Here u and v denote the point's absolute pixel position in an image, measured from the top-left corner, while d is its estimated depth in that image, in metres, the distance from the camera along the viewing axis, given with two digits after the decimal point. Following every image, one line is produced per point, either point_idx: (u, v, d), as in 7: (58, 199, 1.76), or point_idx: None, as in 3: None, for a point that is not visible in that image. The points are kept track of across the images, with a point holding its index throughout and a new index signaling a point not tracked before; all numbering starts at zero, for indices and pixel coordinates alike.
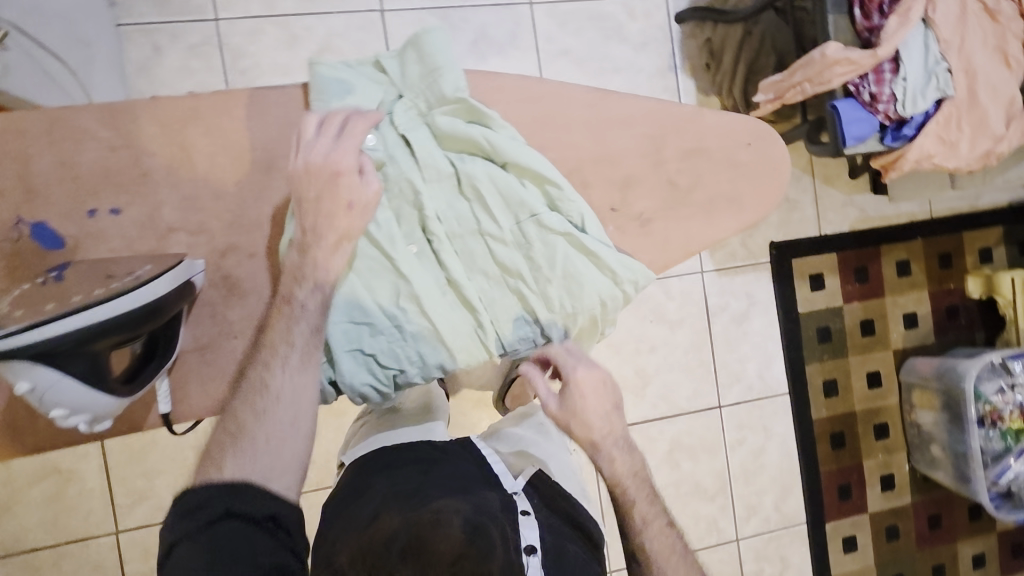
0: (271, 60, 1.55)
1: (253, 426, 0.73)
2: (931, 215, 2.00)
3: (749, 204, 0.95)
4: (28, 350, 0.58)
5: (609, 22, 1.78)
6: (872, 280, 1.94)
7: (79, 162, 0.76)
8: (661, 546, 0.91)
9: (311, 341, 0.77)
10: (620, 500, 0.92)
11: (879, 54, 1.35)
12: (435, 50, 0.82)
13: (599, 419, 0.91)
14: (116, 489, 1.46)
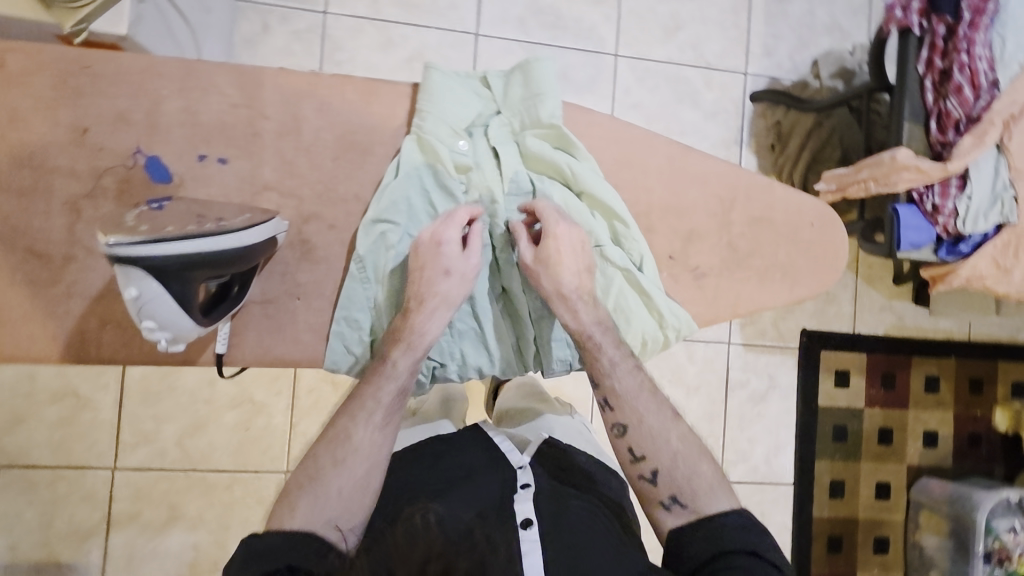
0: (364, 58, 1.66)
1: (318, 491, 0.78)
2: (969, 338, 1.98)
3: (801, 281, 0.97)
4: (144, 261, 0.63)
5: (685, 87, 1.85)
6: (898, 389, 1.92)
7: (201, 110, 0.82)
8: (653, 432, 0.84)
9: (384, 414, 0.82)
10: (597, 378, 0.86)
11: (949, 168, 1.38)
12: (541, 77, 0.87)
13: (570, 277, 0.84)
14: (126, 424, 1.50)
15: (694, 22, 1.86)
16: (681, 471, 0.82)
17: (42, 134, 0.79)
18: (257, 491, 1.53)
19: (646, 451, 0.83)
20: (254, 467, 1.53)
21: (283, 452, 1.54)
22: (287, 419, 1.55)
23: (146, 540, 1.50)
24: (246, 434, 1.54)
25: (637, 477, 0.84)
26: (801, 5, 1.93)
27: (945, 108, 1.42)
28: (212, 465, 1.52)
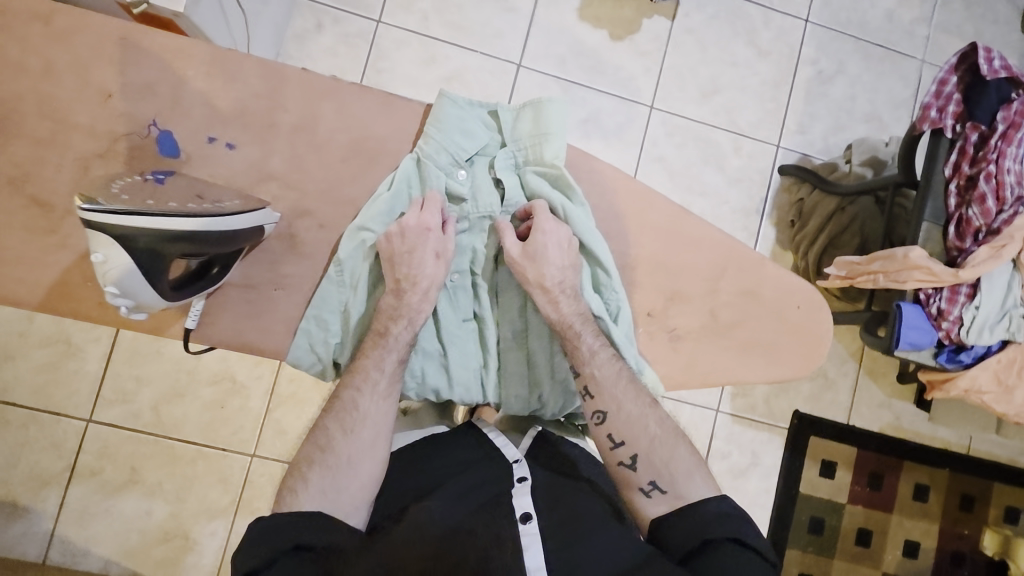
0: (405, 70, 1.71)
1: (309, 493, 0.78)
2: (967, 451, 1.91)
3: (782, 361, 0.96)
4: (115, 230, 0.64)
5: (712, 150, 1.87)
6: (884, 491, 1.85)
7: (220, 95, 0.85)
8: (632, 418, 0.85)
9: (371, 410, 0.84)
10: (578, 366, 0.87)
11: (960, 275, 1.35)
12: (551, 118, 0.87)
13: (555, 274, 0.85)
14: (106, 380, 1.52)
15: (733, 88, 1.88)
16: (659, 456, 0.84)
17: (68, 91, 0.82)
18: (220, 470, 1.53)
19: (625, 438, 0.85)
20: (222, 445, 1.54)
21: (253, 436, 1.55)
22: (263, 403, 1.56)
23: (102, 498, 1.50)
24: (220, 411, 1.55)
25: (617, 464, 0.86)
26: (843, 90, 1.94)
27: (966, 214, 1.40)
28: (182, 435, 1.53)
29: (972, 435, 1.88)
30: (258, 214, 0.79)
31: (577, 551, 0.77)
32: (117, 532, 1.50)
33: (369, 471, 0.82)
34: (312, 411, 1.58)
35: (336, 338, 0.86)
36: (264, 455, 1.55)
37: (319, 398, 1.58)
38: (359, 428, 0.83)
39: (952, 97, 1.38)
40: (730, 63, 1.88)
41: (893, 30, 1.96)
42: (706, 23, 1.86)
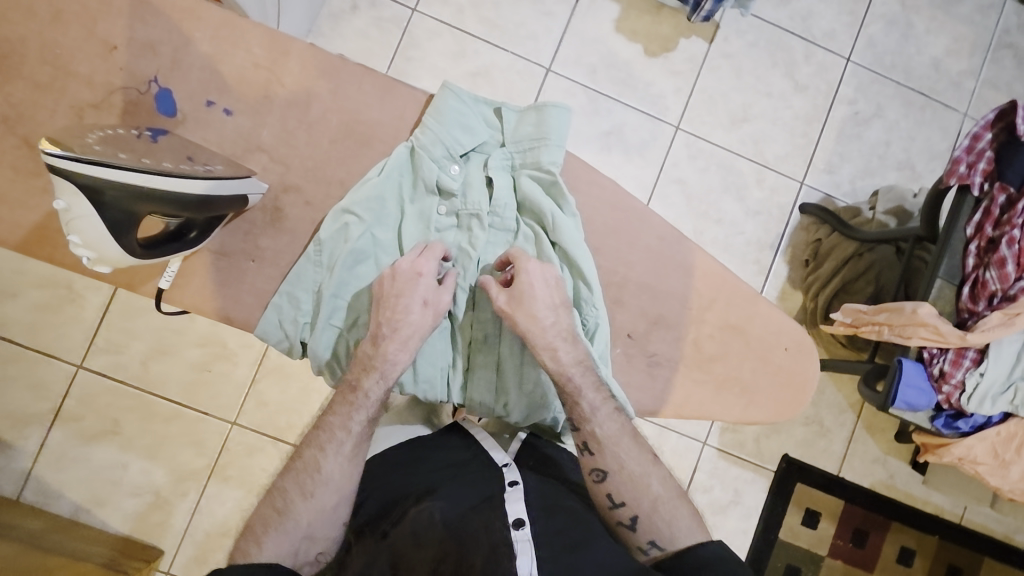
0: (435, 60, 1.70)
1: (301, 505, 0.82)
2: (959, 521, 1.84)
3: (757, 402, 0.93)
4: (78, 177, 0.63)
5: (735, 178, 1.83)
6: (867, 549, 1.79)
7: (225, 61, 0.85)
8: (634, 478, 0.84)
9: (362, 431, 0.85)
10: (579, 422, 0.85)
11: (967, 338, 1.30)
12: (553, 124, 0.86)
13: (547, 314, 0.82)
14: (97, 329, 1.53)
15: (763, 119, 1.84)
16: (661, 516, 0.83)
17: (73, 39, 0.82)
18: (198, 433, 1.54)
19: (626, 499, 0.84)
20: (203, 409, 1.54)
21: (235, 404, 1.55)
22: (249, 373, 1.56)
23: (80, 445, 1.52)
24: (207, 375, 1.55)
25: (617, 523, 0.85)
26: (878, 134, 1.88)
27: (982, 277, 1.35)
28: (165, 394, 1.54)
29: (967, 505, 1.81)
30: (241, 183, 0.77)
31: (575, 558, 0.75)
32: (90, 480, 1.52)
33: (336, 506, 0.84)
34: (295, 387, 1.57)
35: (305, 318, 0.83)
36: (243, 425, 1.55)
37: (304, 376, 1.58)
38: (353, 422, 0.84)
39: (984, 154, 1.32)
40: (765, 93, 1.84)
41: (939, 79, 1.90)
42: (745, 50, 1.82)
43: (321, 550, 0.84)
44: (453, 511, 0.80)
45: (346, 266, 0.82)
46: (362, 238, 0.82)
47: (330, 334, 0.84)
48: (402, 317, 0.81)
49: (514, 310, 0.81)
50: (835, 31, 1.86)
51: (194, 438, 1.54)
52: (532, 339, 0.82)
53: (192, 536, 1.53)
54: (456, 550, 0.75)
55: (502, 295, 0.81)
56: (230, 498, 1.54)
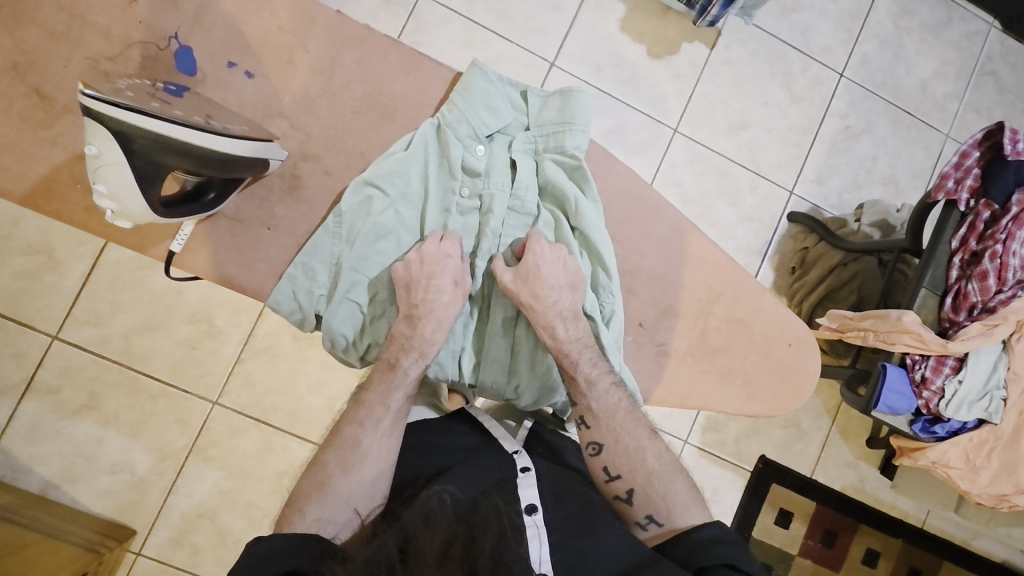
0: (442, 47, 1.69)
1: (340, 480, 0.79)
2: (922, 525, 1.92)
3: (758, 395, 0.95)
4: (111, 121, 0.62)
5: (729, 182, 1.86)
6: (835, 549, 1.85)
7: (248, 23, 0.83)
8: (630, 450, 0.82)
9: (401, 409, 0.83)
10: (575, 396, 0.84)
11: (949, 346, 1.35)
12: (578, 109, 0.85)
13: (552, 293, 0.82)
14: (80, 298, 1.48)
15: (760, 127, 1.88)
16: (657, 490, 0.80)
17: None
18: (181, 411, 1.50)
19: (621, 471, 0.82)
20: (186, 386, 1.51)
21: (220, 383, 1.52)
22: (238, 351, 1.53)
23: (56, 418, 1.46)
24: (193, 351, 1.51)
25: (613, 497, 0.82)
26: (867, 149, 1.94)
27: (964, 288, 1.41)
28: (148, 369, 1.50)
29: (930, 511, 1.89)
30: (267, 147, 0.76)
31: (585, 543, 0.75)
32: (64, 455, 1.46)
33: (371, 482, 0.80)
34: (284, 368, 1.54)
35: (321, 290, 0.82)
36: (227, 404, 1.52)
37: (294, 358, 1.55)
38: (391, 401, 0.82)
39: (970, 171, 1.39)
40: (762, 102, 1.88)
41: (925, 99, 1.97)
42: (746, 58, 1.86)
43: (335, 532, 0.77)
44: (464, 496, 0.76)
45: (367, 240, 0.81)
46: (385, 212, 0.81)
47: (348, 309, 0.83)
48: (434, 298, 0.81)
49: (517, 288, 0.82)
50: (832, 46, 1.91)
51: (176, 416, 1.50)
52: (534, 317, 0.82)
53: (168, 516, 1.49)
54: (467, 534, 0.69)
55: (508, 271, 0.83)
56: (208, 479, 1.50)
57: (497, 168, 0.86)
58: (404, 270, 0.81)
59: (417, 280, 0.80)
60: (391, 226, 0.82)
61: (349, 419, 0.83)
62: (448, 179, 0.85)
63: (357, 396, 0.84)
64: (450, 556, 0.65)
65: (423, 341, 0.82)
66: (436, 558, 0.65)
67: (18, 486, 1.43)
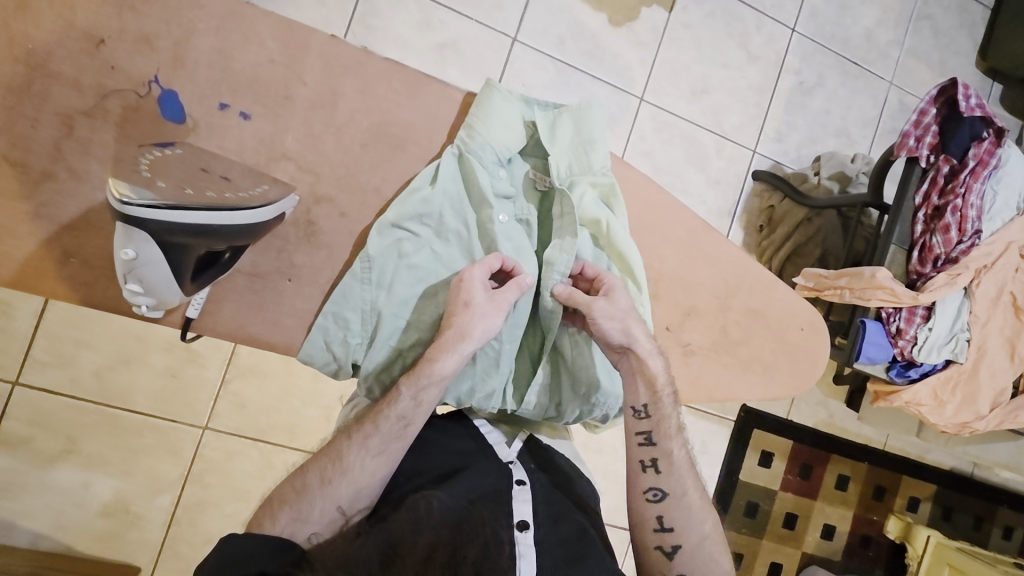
0: (399, 32, 1.44)
1: (318, 493, 0.73)
2: (883, 447, 1.95)
3: (776, 380, 1.01)
4: (148, 221, 0.60)
5: (698, 146, 1.71)
6: (812, 480, 1.84)
7: (237, 58, 0.76)
8: (691, 510, 0.81)
9: (393, 429, 0.77)
10: (659, 437, 0.84)
11: (919, 298, 1.30)
12: (593, 126, 0.87)
13: (615, 315, 0.83)
14: (12, 346, 1.22)
15: (721, 90, 1.72)
16: (703, 555, 0.80)
17: (49, 33, 0.70)
18: (171, 442, 1.30)
19: (675, 524, 0.80)
20: (174, 416, 1.30)
21: (207, 409, 1.31)
22: (221, 373, 1.32)
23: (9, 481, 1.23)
24: (174, 380, 1.30)
25: (654, 546, 0.81)
26: (820, 103, 1.83)
27: (928, 242, 1.33)
28: (128, 405, 1.28)
29: (891, 434, 1.92)
30: (278, 204, 0.72)
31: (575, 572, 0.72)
32: (49, 505, 1.25)
33: (350, 494, 0.75)
34: (275, 386, 1.35)
35: (357, 338, 0.80)
36: (219, 428, 1.32)
37: (283, 370, 1.36)
38: (383, 419, 0.77)
39: (930, 128, 1.28)
40: (722, 64, 1.72)
41: (870, 49, 1.87)
42: (704, 20, 1.68)
43: (315, 530, 0.72)
44: (455, 503, 0.73)
45: (405, 282, 0.81)
46: (418, 253, 0.81)
47: (386, 352, 0.81)
48: (472, 315, 0.78)
49: (572, 295, 0.83)
50: (782, 2, 1.75)
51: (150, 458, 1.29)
52: (608, 335, 0.83)
53: (174, 548, 1.31)
54: (452, 540, 0.66)
55: (601, 301, 0.83)
56: (214, 508, 1.32)
57: (524, 194, 0.88)
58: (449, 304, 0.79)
59: (455, 314, 0.78)
60: (425, 265, 0.82)
61: (342, 433, 0.78)
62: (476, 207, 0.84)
63: (377, 405, 0.79)
64: (433, 562, 0.63)
65: (427, 361, 0.77)
66: (419, 564, 0.62)
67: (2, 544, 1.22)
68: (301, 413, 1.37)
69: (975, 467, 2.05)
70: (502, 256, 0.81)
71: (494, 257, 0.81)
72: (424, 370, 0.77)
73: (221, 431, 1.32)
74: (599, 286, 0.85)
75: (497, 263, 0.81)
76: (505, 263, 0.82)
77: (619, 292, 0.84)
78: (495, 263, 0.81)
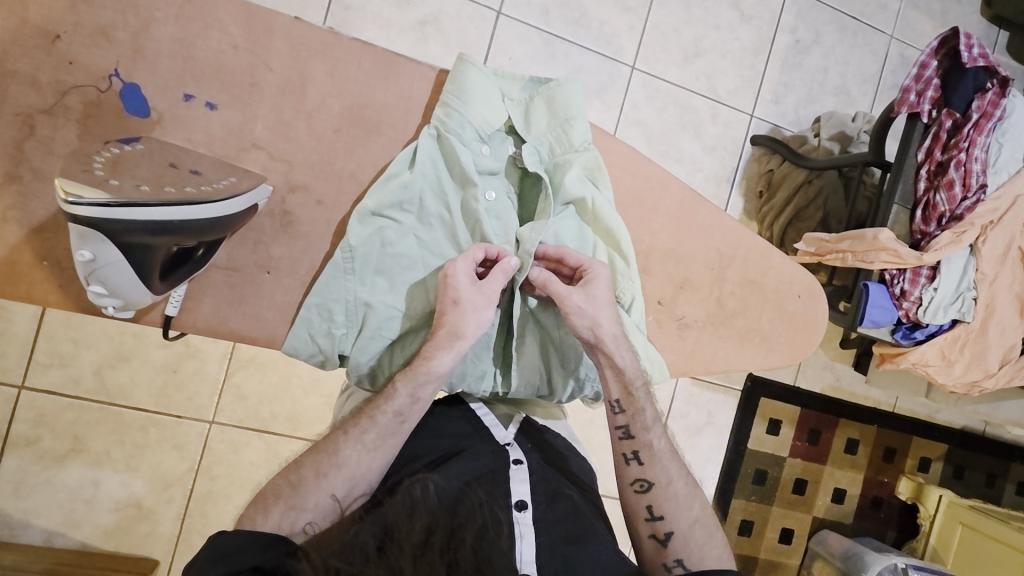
0: (378, 9, 1.40)
1: (312, 486, 0.72)
2: (893, 410, 1.93)
3: (775, 349, 1.00)
4: (103, 222, 0.60)
5: (692, 112, 1.66)
6: (821, 445, 1.84)
7: (198, 46, 0.73)
8: (679, 495, 0.81)
9: (390, 424, 0.76)
10: (636, 430, 0.83)
11: (924, 258, 1.26)
12: (573, 98, 0.84)
13: (595, 304, 0.79)
14: (9, 350, 1.23)
15: (715, 53, 1.67)
16: (696, 539, 0.79)
17: (1, 30, 0.67)
18: (175, 437, 1.30)
19: (666, 513, 0.80)
20: (175, 411, 1.30)
21: (211, 402, 1.31)
22: (222, 367, 1.32)
23: (15, 485, 1.24)
24: (175, 376, 1.30)
25: (648, 535, 0.81)
26: (817, 61, 1.76)
27: (933, 200, 1.27)
28: (130, 402, 1.28)
29: (900, 396, 1.89)
30: (247, 196, 0.71)
31: (573, 551, 0.71)
32: (60, 503, 1.26)
33: (351, 486, 0.74)
34: (275, 376, 1.35)
35: (342, 328, 0.79)
36: (223, 422, 1.32)
37: (283, 361, 1.35)
38: (381, 414, 0.75)
39: (931, 82, 1.23)
40: (713, 26, 1.66)
41: (869, 2, 1.79)
42: None
43: (310, 519, 0.71)
44: (450, 487, 0.73)
45: (390, 271, 0.79)
46: (403, 241, 0.79)
47: (378, 344, 0.80)
48: (464, 311, 0.76)
49: (546, 281, 0.80)
50: None
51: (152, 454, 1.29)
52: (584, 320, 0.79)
53: (188, 540, 1.31)
54: (449, 525, 0.65)
55: (577, 294, 0.79)
56: (225, 500, 1.32)
57: (505, 173, 0.85)
58: (441, 300, 0.77)
59: (450, 318, 0.76)
60: (410, 252, 0.80)
61: (339, 426, 0.77)
62: (459, 189, 0.81)
63: (372, 401, 0.78)
64: (430, 547, 0.61)
65: (422, 360, 0.76)
66: (415, 548, 0.61)
67: (15, 543, 1.23)
68: (302, 403, 1.37)
69: (986, 426, 2.03)
70: (485, 246, 0.79)
71: (478, 247, 0.79)
72: (419, 368, 0.76)
73: (222, 425, 1.32)
74: (581, 275, 0.82)
75: (484, 254, 0.79)
76: (489, 253, 0.79)
77: (601, 284, 0.81)
78: (478, 256, 0.78)
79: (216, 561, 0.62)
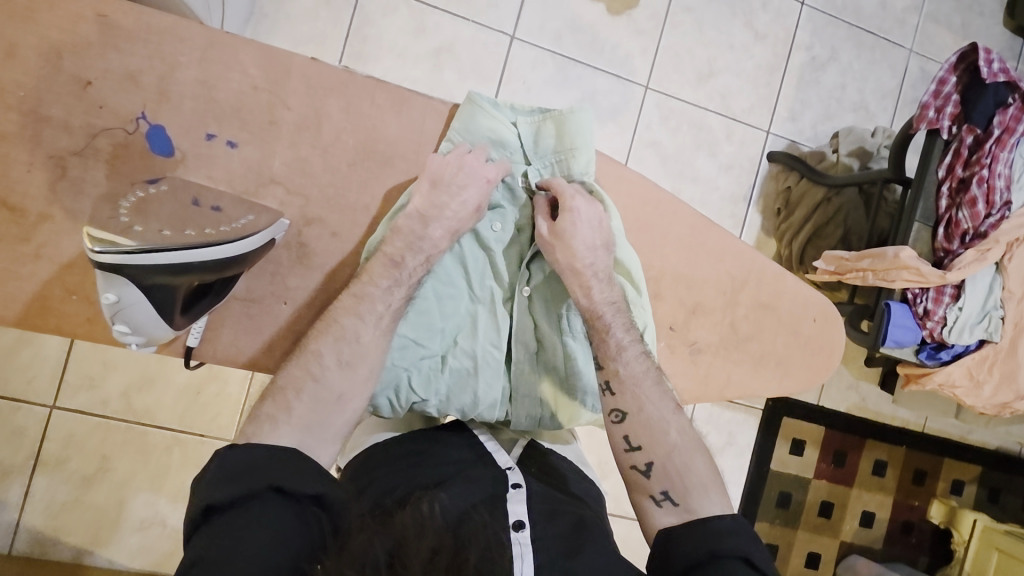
0: (394, 39, 1.44)
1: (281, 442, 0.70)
2: (923, 430, 1.87)
3: (792, 372, 0.99)
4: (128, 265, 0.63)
5: (706, 131, 1.66)
6: (847, 468, 1.79)
7: (220, 88, 0.76)
8: (652, 422, 0.79)
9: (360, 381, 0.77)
10: (602, 360, 0.83)
11: (947, 277, 1.23)
12: (578, 129, 0.85)
13: (585, 254, 0.83)
14: (42, 374, 1.27)
15: (729, 73, 1.67)
16: (678, 466, 0.77)
17: (38, 79, 0.72)
18: (198, 458, 1.32)
19: (642, 441, 0.79)
20: (199, 431, 1.32)
21: (232, 424, 1.34)
22: (244, 389, 1.34)
23: (44, 504, 1.27)
24: (197, 399, 1.32)
25: (630, 467, 0.79)
26: (835, 78, 1.75)
27: (955, 217, 1.25)
28: (156, 424, 1.31)
29: (929, 416, 1.83)
30: (263, 234, 0.73)
31: (573, 563, 0.69)
32: (88, 524, 1.29)
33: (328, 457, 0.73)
34: None
35: None
36: None
37: None
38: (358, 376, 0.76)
39: (951, 98, 1.19)
40: (727, 45, 1.66)
41: (887, 17, 1.78)
42: (705, 3, 1.63)
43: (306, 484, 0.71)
44: (453, 507, 0.71)
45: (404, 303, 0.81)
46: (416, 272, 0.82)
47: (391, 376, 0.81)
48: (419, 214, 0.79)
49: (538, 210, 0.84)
50: None
51: (173, 474, 1.32)
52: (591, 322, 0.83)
53: None
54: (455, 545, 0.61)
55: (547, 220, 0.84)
56: None
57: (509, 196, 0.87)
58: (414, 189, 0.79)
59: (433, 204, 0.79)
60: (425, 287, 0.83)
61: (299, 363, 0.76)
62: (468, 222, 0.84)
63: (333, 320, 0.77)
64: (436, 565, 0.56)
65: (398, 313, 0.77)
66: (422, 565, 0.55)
67: (47, 562, 1.27)
68: None
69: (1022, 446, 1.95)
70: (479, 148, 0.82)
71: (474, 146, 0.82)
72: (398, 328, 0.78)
73: None
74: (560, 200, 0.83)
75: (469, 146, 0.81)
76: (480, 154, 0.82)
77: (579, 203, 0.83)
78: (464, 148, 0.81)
79: (228, 478, 0.62)
